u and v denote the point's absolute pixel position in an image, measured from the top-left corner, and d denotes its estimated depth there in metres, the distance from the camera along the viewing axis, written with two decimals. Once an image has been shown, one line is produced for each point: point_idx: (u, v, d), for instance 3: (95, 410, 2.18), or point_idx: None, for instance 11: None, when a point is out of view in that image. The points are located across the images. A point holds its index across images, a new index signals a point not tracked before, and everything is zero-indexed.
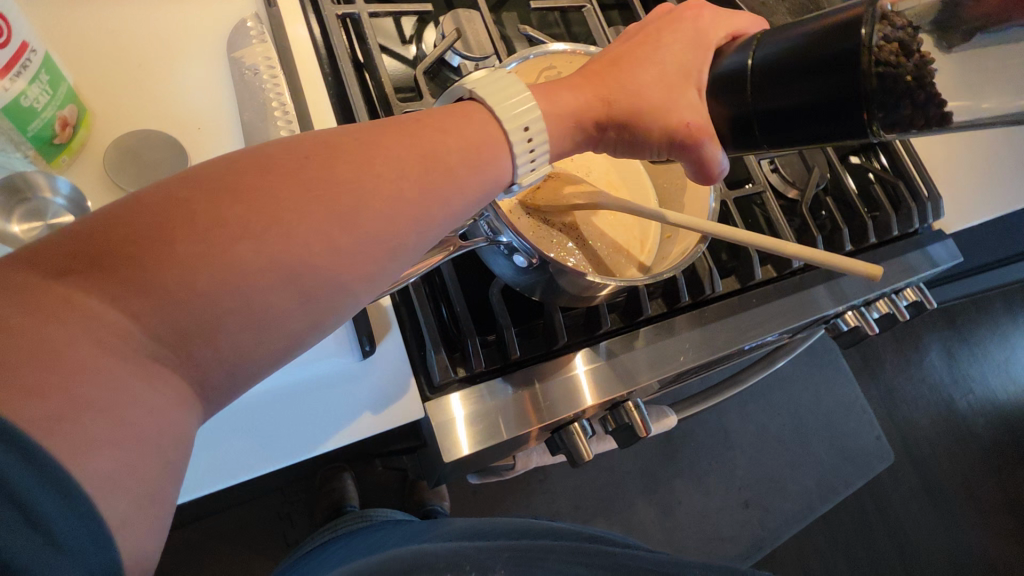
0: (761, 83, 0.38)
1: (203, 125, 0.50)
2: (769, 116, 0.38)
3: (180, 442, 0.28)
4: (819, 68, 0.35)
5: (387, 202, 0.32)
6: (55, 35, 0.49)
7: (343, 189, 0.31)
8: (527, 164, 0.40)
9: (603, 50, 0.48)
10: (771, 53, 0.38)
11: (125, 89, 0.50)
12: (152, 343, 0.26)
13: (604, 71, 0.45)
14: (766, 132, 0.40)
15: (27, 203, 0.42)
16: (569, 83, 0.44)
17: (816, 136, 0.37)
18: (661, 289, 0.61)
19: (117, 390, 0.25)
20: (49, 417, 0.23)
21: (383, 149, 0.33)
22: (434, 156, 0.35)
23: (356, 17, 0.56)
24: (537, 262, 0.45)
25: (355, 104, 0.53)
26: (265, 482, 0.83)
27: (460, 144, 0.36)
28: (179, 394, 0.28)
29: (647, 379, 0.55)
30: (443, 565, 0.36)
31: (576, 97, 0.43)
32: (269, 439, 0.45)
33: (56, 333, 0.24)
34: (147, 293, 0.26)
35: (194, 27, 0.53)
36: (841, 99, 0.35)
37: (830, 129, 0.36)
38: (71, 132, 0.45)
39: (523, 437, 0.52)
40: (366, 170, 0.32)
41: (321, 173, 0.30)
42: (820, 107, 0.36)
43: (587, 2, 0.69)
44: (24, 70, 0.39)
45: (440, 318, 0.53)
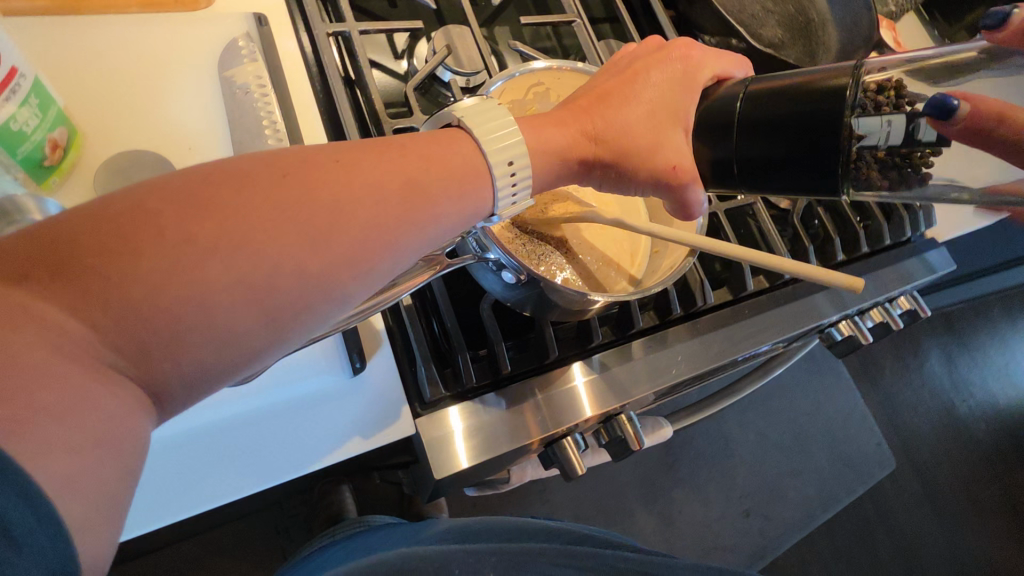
0: (747, 125, 0.40)
1: (194, 144, 0.50)
2: (751, 161, 0.40)
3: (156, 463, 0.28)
4: (794, 121, 0.38)
5: (365, 216, 0.32)
6: (48, 59, 0.50)
7: (324, 198, 0.31)
8: (509, 195, 0.40)
9: (593, 81, 0.47)
10: (754, 100, 0.40)
11: (116, 109, 0.50)
12: (131, 361, 0.27)
13: (592, 106, 0.45)
14: (747, 175, 0.41)
15: (15, 225, 0.41)
16: (557, 111, 0.45)
17: (799, 183, 0.39)
18: (654, 301, 0.61)
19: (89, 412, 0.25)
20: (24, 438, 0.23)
21: (360, 168, 0.33)
22: (415, 172, 0.35)
23: (347, 34, 0.56)
24: (526, 278, 0.45)
25: (345, 121, 0.54)
26: (262, 497, 0.83)
27: (444, 165, 0.37)
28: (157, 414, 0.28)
29: (639, 392, 0.55)
30: (433, 569, 0.34)
31: (561, 134, 0.43)
32: (254, 458, 0.45)
33: (33, 353, 0.24)
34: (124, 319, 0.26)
35: (186, 46, 0.53)
36: (804, 150, 0.38)
37: (813, 180, 0.39)
38: (62, 154, 0.46)
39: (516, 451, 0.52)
40: (347, 183, 0.32)
41: (297, 190, 0.31)
42: (794, 157, 0.38)
43: (577, 16, 0.69)
44: (14, 93, 0.40)
45: (430, 333, 0.53)
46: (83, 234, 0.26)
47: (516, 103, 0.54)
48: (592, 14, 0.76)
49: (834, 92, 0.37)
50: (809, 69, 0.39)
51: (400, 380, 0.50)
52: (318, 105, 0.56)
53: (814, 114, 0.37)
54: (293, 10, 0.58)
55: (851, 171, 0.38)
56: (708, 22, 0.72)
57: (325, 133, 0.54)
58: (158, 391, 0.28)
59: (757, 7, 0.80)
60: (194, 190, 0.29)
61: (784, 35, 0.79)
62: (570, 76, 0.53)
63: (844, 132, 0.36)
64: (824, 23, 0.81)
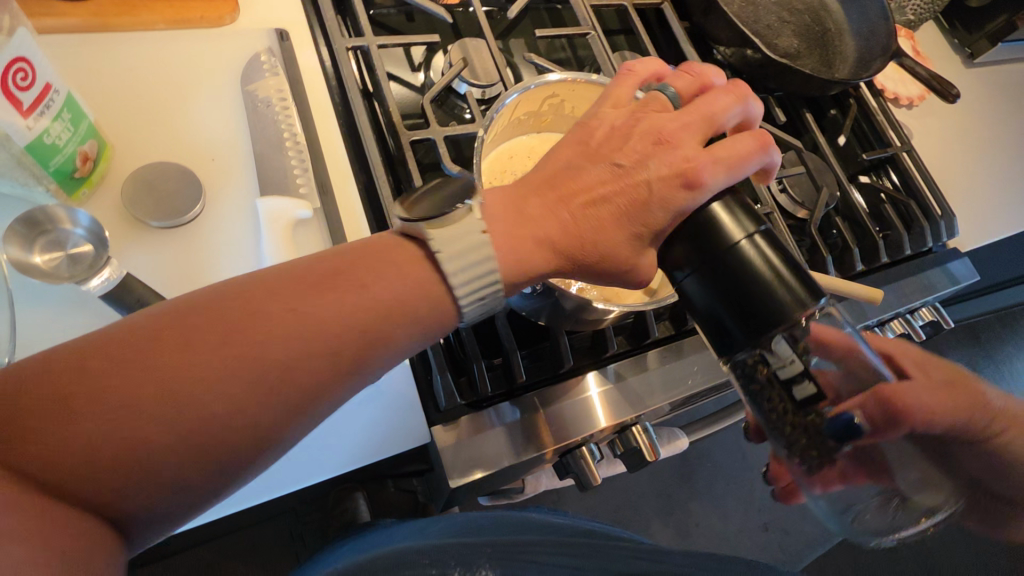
0: (700, 267, 0.37)
1: (217, 156, 0.52)
2: (688, 301, 0.39)
3: None
4: (735, 282, 0.36)
5: (359, 329, 0.35)
6: (79, 76, 0.52)
7: (333, 312, 0.35)
8: (476, 304, 0.39)
9: (578, 133, 0.45)
10: (707, 232, 0.37)
11: (144, 121, 0.52)
12: None
13: (564, 191, 0.42)
14: (682, 298, 0.39)
15: (48, 235, 0.44)
16: (530, 194, 0.42)
17: (705, 330, 0.38)
18: (669, 311, 0.61)
19: None
20: None
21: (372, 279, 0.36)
22: (426, 282, 0.38)
23: (365, 49, 0.57)
24: (540, 289, 0.46)
25: (363, 132, 0.55)
26: (279, 503, 0.84)
27: (427, 282, 0.38)
28: None
29: (655, 402, 0.55)
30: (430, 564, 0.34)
31: (551, 222, 0.41)
32: (270, 466, 0.45)
33: None
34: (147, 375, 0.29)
35: (210, 62, 0.55)
36: (737, 315, 0.36)
37: (723, 341, 0.37)
38: (92, 166, 0.47)
39: (531, 461, 0.52)
40: (362, 288, 0.36)
41: (324, 284, 0.36)
42: (720, 309, 0.36)
43: (592, 28, 0.70)
44: (47, 109, 0.41)
45: (445, 341, 0.53)
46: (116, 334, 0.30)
47: (531, 114, 0.54)
48: (607, 25, 0.77)
49: (772, 291, 0.35)
50: (767, 261, 0.35)
51: (416, 389, 0.50)
52: (337, 117, 0.57)
53: (748, 275, 0.35)
54: (314, 25, 0.59)
55: (751, 366, 0.36)
56: (722, 32, 0.72)
57: (343, 144, 0.55)
58: None
59: (773, 18, 0.80)
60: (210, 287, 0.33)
61: (801, 44, 0.79)
62: (584, 88, 0.52)
63: (764, 340, 0.35)
64: (843, 32, 0.81)
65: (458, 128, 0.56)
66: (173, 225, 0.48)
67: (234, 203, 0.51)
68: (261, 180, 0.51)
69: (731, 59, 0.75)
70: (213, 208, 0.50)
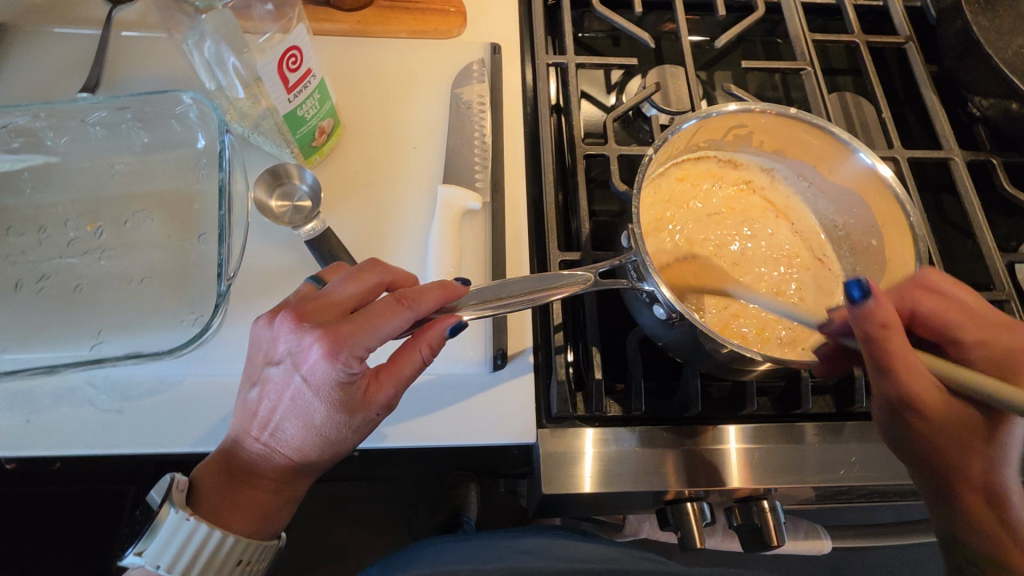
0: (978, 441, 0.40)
1: (418, 145, 0.58)
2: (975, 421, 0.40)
3: (340, 439, 0.42)
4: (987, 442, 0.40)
5: None
6: (335, 64, 0.62)
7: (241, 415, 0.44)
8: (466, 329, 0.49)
9: (745, 198, 0.54)
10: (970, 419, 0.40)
11: (370, 104, 0.60)
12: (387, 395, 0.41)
13: (722, 233, 0.51)
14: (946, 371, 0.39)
15: (282, 188, 0.53)
16: (685, 218, 0.51)
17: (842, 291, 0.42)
18: (833, 386, 0.53)
19: (354, 394, 0.40)
20: (368, 413, 0.41)
21: (307, 405, 0.41)
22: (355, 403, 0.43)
23: (564, 66, 0.61)
24: (676, 319, 0.42)
25: (543, 140, 0.58)
26: (400, 472, 0.86)
27: (306, 429, 0.41)
28: (369, 414, 0.41)
29: (798, 479, 0.48)
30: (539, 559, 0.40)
31: (684, 239, 0.50)
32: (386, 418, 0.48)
33: (345, 416, 0.41)
34: (241, 501, 0.42)
35: (432, 66, 0.63)
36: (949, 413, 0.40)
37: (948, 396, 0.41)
38: (325, 139, 0.55)
39: (644, 496, 0.48)
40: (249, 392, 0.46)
41: (240, 465, 0.43)
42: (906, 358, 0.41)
43: (808, 64, 0.64)
44: (302, 91, 0.48)
45: (575, 353, 0.52)
46: (307, 309, 0.40)
47: (711, 143, 0.50)
48: (832, 63, 0.70)
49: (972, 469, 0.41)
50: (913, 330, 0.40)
51: (534, 390, 0.50)
52: (524, 123, 0.61)
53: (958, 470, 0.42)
54: (523, 42, 0.65)
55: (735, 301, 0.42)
56: (982, 79, 0.60)
57: (523, 150, 0.60)
58: (378, 400, 0.41)
59: None
60: (334, 314, 0.40)
61: None
62: (780, 121, 0.47)
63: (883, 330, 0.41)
64: None
65: (635, 150, 0.56)
66: (367, 197, 0.55)
67: (422, 184, 0.57)
68: (446, 169, 0.56)
69: (989, 112, 0.61)
70: (153, 306, 0.49)
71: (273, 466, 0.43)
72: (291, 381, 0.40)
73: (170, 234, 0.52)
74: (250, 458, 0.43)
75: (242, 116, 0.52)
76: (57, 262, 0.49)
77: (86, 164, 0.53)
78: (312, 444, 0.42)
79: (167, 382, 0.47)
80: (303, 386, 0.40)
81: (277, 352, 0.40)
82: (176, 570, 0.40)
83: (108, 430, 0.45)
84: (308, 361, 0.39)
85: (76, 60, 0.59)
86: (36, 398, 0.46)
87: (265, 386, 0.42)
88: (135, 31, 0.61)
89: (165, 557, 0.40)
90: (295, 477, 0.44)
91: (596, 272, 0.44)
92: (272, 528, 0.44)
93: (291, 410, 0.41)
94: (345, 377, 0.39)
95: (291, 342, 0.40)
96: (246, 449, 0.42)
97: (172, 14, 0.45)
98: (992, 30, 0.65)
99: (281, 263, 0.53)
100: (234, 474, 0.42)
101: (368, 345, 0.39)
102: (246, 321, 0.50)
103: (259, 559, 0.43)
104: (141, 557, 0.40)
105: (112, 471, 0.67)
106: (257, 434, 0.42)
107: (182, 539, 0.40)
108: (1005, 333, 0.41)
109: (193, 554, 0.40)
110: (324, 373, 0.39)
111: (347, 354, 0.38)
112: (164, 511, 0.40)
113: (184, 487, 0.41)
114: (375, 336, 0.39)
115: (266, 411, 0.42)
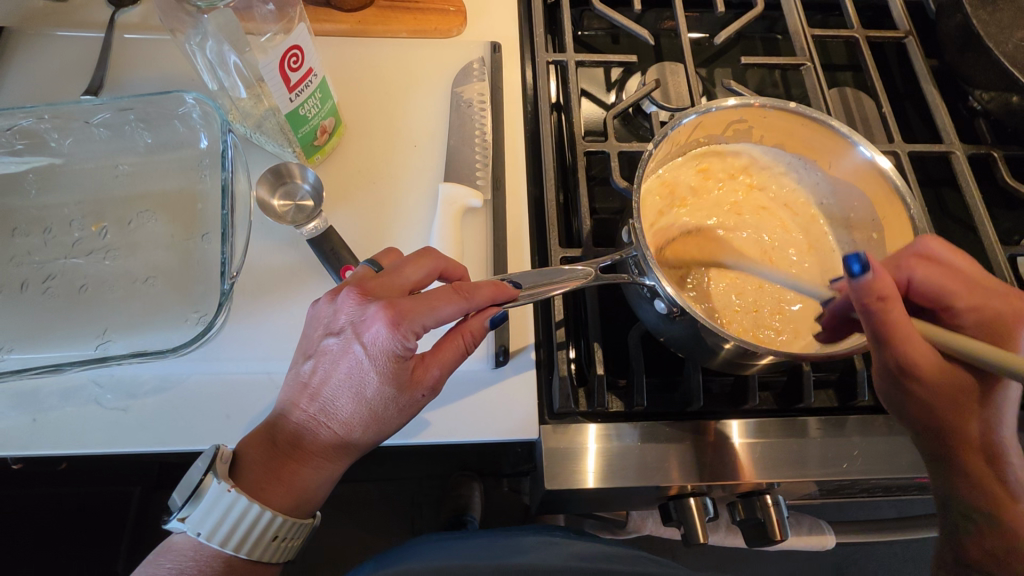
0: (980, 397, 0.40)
1: (419, 143, 0.59)
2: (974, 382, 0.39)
3: (385, 419, 0.42)
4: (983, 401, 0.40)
5: None
6: (336, 64, 0.62)
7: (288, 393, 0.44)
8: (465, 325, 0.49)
9: (745, 193, 0.54)
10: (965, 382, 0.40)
11: (371, 103, 0.61)
12: (431, 376, 0.42)
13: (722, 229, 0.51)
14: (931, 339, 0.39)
15: (284, 187, 0.54)
16: (685, 213, 0.51)
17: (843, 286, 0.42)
18: (835, 380, 0.53)
19: (403, 372, 0.41)
20: (415, 392, 0.41)
21: (357, 383, 0.41)
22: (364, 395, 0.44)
23: (564, 64, 0.62)
24: (678, 313, 0.42)
25: (544, 138, 0.58)
26: (403, 471, 0.86)
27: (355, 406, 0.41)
28: (415, 394, 0.41)
29: (800, 473, 0.48)
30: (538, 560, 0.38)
31: (684, 234, 0.50)
32: None
33: (392, 394, 0.41)
34: (285, 476, 0.42)
35: (432, 66, 0.63)
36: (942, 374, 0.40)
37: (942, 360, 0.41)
38: (327, 138, 0.55)
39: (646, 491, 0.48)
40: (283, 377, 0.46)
41: (286, 440, 0.42)
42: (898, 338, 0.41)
43: (808, 60, 0.64)
44: (304, 91, 0.48)
45: (577, 349, 0.52)
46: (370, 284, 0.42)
47: (711, 138, 0.51)
48: (833, 59, 0.70)
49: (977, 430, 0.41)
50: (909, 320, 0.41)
51: (536, 386, 0.51)
52: (524, 121, 0.62)
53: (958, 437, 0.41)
54: (523, 40, 0.66)
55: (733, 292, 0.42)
56: (983, 73, 0.60)
57: (524, 148, 0.60)
58: (423, 381, 0.41)
59: None
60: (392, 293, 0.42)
61: None
62: (779, 115, 0.48)
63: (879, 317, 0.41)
64: None
65: (635, 146, 0.57)
66: (368, 196, 0.56)
67: (423, 182, 0.57)
68: (447, 168, 0.57)
69: (989, 105, 0.61)
70: (158, 304, 0.49)
71: (316, 442, 0.42)
72: (349, 352, 0.41)
73: (174, 234, 0.52)
74: (298, 432, 0.42)
75: (244, 116, 0.53)
76: (63, 263, 0.50)
77: (91, 165, 0.53)
78: (359, 421, 0.42)
79: (172, 380, 0.48)
80: (360, 356, 0.41)
81: (337, 325, 0.41)
82: (217, 536, 0.40)
83: (113, 428, 0.46)
84: (369, 331, 0.40)
85: (80, 62, 0.59)
86: (42, 397, 0.47)
87: (321, 356, 0.42)
88: (138, 33, 0.62)
89: (207, 523, 0.40)
90: (341, 457, 0.43)
91: (597, 267, 0.44)
92: (308, 507, 0.43)
93: (342, 384, 0.41)
94: (400, 352, 0.40)
95: (354, 314, 0.41)
96: (294, 421, 0.42)
97: (175, 15, 0.45)
98: (991, 24, 0.65)
99: (284, 262, 0.53)
100: (279, 448, 0.42)
101: (426, 323, 0.40)
102: (249, 320, 0.51)
103: (293, 537, 0.43)
104: (185, 523, 0.40)
105: (117, 471, 0.68)
106: (306, 409, 0.42)
107: (221, 510, 0.40)
108: (991, 298, 0.41)
109: (234, 523, 0.40)
110: (380, 349, 0.40)
111: (407, 328, 0.39)
112: (208, 481, 0.40)
113: (228, 459, 0.41)
114: (433, 315, 0.40)
115: (319, 384, 0.42)
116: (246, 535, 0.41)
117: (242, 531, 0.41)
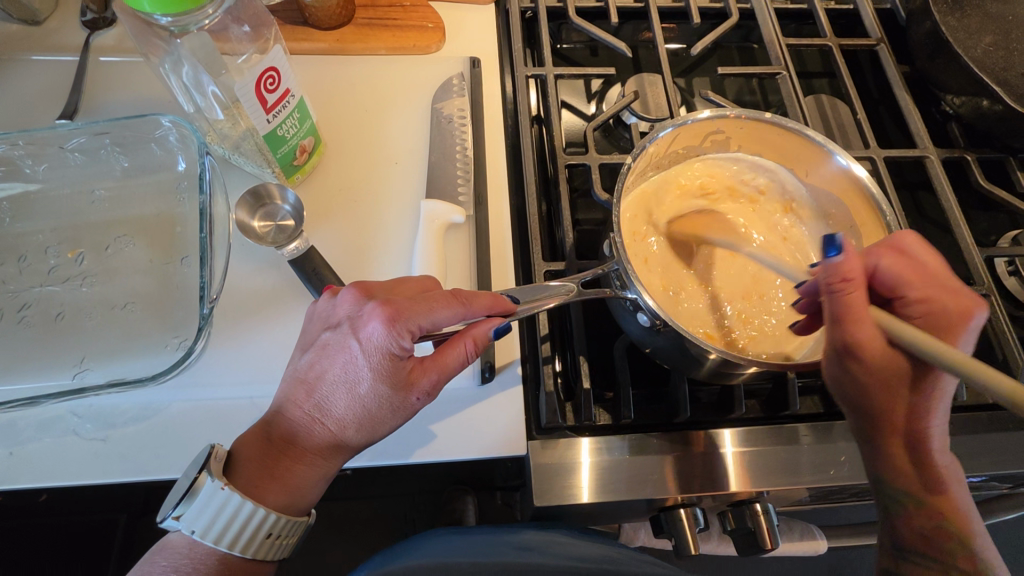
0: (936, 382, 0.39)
1: (399, 160, 0.59)
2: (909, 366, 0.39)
3: (383, 417, 0.41)
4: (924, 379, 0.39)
5: None
6: (315, 83, 0.62)
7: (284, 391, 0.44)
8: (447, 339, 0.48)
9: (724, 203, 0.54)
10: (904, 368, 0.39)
11: (350, 121, 0.60)
12: (427, 381, 0.41)
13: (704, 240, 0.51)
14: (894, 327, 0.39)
15: (264, 208, 0.53)
16: (666, 225, 0.51)
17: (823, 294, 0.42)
18: (820, 386, 0.53)
19: (399, 372, 0.40)
20: (411, 392, 0.41)
21: (353, 381, 0.41)
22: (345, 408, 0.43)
23: (543, 77, 0.62)
24: (660, 325, 0.42)
25: (524, 151, 0.59)
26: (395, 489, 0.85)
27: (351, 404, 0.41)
28: (413, 395, 0.41)
29: (790, 481, 0.48)
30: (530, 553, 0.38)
31: (666, 245, 0.50)
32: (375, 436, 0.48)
33: (389, 392, 0.40)
34: (276, 476, 0.41)
35: (412, 82, 0.63)
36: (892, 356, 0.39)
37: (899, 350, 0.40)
38: (307, 157, 0.55)
39: (637, 504, 0.48)
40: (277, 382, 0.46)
41: (280, 440, 0.41)
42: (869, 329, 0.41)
43: (783, 68, 0.65)
44: (281, 111, 0.48)
45: (563, 363, 0.52)
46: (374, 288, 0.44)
47: (689, 149, 0.51)
48: (808, 66, 0.71)
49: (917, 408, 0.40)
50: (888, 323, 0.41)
51: (523, 401, 0.50)
52: (505, 135, 0.62)
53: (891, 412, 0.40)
54: (503, 55, 0.66)
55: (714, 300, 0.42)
56: (953, 77, 0.61)
57: (505, 162, 0.60)
58: (419, 386, 0.41)
59: None
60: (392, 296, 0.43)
61: None
62: (755, 125, 0.48)
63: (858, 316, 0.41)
64: None
65: (615, 158, 0.57)
66: (349, 215, 0.55)
67: (404, 199, 0.57)
68: (428, 184, 0.57)
69: (961, 109, 0.62)
70: (136, 331, 0.48)
71: (314, 441, 0.42)
72: (347, 349, 0.41)
73: (153, 259, 0.51)
74: (292, 430, 0.41)
75: (222, 138, 0.52)
76: (38, 291, 0.49)
77: (66, 191, 0.53)
78: (355, 420, 0.41)
79: (152, 408, 0.47)
80: (357, 352, 0.40)
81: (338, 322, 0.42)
82: (211, 534, 0.39)
83: (93, 459, 0.45)
84: (367, 329, 0.40)
85: (55, 87, 0.59)
86: (17, 429, 0.46)
87: (319, 352, 0.42)
88: (115, 57, 0.61)
89: (202, 520, 0.39)
90: (339, 455, 0.42)
91: (580, 281, 0.44)
92: (303, 504, 0.43)
93: (339, 380, 0.41)
94: (396, 352, 0.39)
95: (352, 313, 0.42)
96: (288, 418, 0.42)
97: (148, 38, 0.44)
98: (960, 30, 0.66)
99: (266, 283, 0.52)
100: (273, 444, 0.41)
101: (421, 324, 0.39)
102: (231, 344, 0.50)
103: (289, 535, 0.42)
104: (179, 521, 0.39)
105: (102, 500, 0.66)
106: (301, 408, 0.42)
107: (217, 507, 0.39)
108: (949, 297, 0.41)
109: (227, 522, 0.40)
110: (375, 349, 0.40)
111: (403, 326, 0.39)
112: (202, 481, 0.39)
113: (222, 457, 0.40)
114: (429, 318, 0.39)
115: (316, 377, 0.42)
116: (239, 530, 0.40)
117: (236, 529, 0.40)
